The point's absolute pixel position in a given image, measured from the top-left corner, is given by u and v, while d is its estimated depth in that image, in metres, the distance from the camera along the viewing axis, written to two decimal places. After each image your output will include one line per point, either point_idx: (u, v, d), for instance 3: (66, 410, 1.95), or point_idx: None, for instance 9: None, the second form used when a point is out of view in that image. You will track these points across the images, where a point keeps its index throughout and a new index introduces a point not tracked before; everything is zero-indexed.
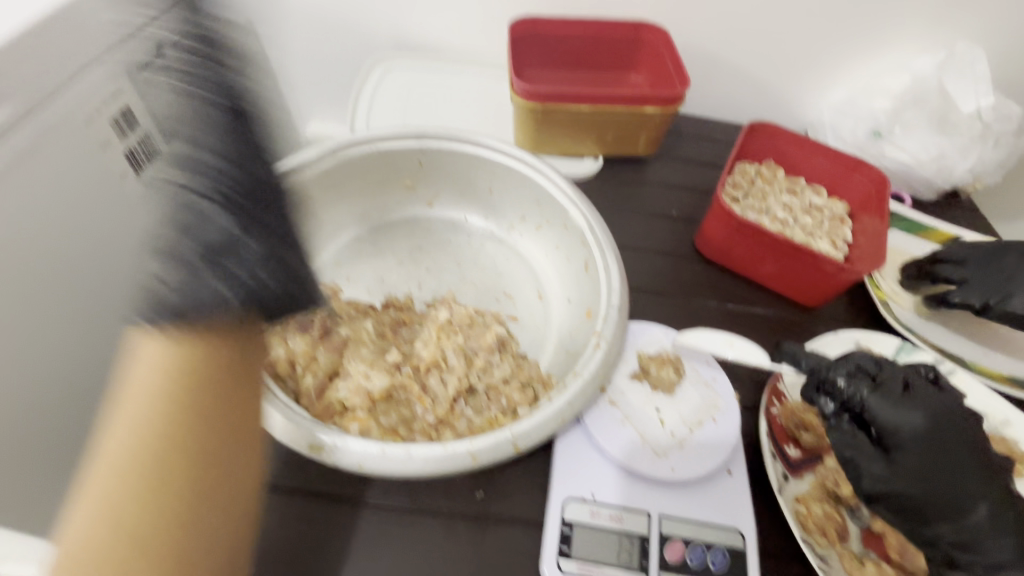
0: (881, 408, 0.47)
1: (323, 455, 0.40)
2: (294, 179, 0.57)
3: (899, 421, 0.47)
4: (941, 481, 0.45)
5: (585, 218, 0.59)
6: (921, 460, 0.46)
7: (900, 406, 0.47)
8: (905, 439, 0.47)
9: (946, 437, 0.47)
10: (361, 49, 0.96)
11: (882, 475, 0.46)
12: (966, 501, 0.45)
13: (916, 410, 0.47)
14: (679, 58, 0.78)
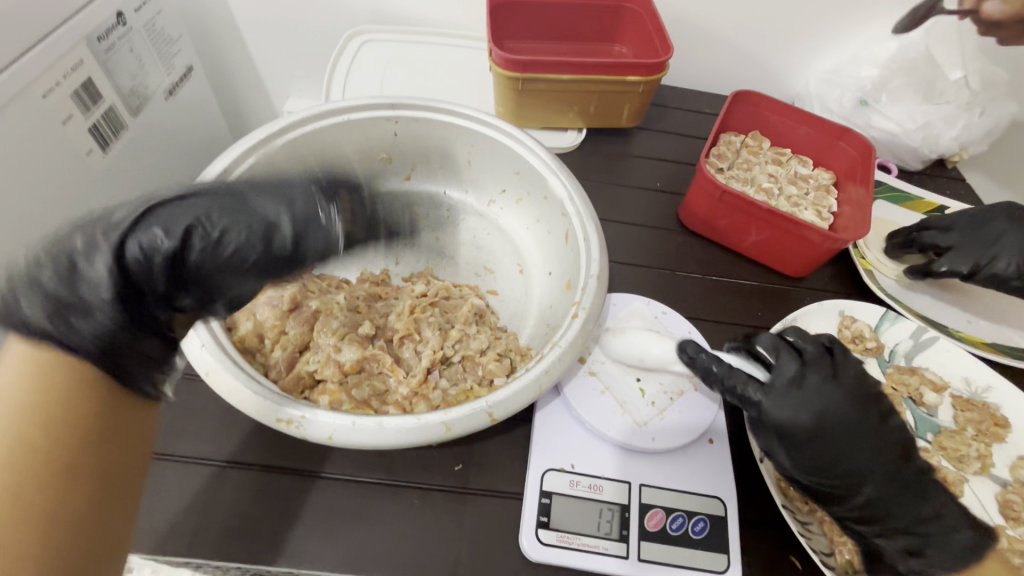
0: (778, 406, 0.44)
1: (291, 428, 0.39)
2: (262, 150, 0.55)
3: (792, 418, 0.43)
4: (839, 469, 0.43)
5: (564, 188, 0.57)
6: (817, 452, 0.43)
7: (781, 402, 0.43)
8: (797, 435, 0.43)
9: (834, 425, 0.43)
10: (337, 22, 0.93)
11: (785, 468, 0.44)
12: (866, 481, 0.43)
13: (806, 406, 0.43)
14: (663, 26, 0.76)
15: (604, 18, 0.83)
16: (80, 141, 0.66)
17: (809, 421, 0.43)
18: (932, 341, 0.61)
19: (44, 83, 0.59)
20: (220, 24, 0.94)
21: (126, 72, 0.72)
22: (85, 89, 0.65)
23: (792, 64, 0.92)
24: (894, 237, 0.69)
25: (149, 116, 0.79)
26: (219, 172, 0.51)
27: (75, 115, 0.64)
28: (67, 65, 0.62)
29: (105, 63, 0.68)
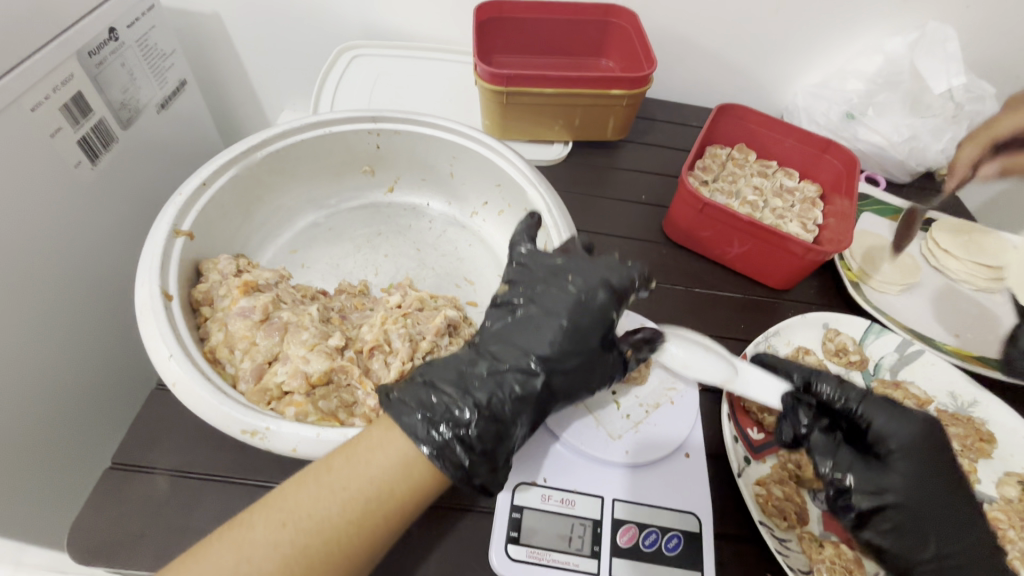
0: (875, 413, 0.46)
1: (256, 439, 0.38)
2: (242, 162, 0.55)
3: (891, 428, 0.45)
4: (930, 490, 0.43)
5: (543, 200, 0.58)
6: (910, 471, 0.44)
7: (896, 413, 0.46)
8: (894, 447, 0.45)
9: (936, 448, 0.44)
10: (328, 39, 0.94)
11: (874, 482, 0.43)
12: (960, 516, 0.43)
13: (908, 422, 0.45)
14: (647, 40, 0.77)
15: (591, 33, 0.84)
16: (69, 153, 0.66)
17: (911, 436, 0.45)
18: (916, 355, 0.61)
19: (33, 97, 0.60)
20: (215, 39, 0.96)
21: (117, 86, 0.74)
22: (75, 102, 0.66)
23: (779, 79, 0.93)
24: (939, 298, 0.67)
25: (140, 128, 0.80)
26: (198, 183, 0.52)
27: (65, 127, 0.65)
28: (57, 79, 0.63)
29: (96, 77, 0.70)
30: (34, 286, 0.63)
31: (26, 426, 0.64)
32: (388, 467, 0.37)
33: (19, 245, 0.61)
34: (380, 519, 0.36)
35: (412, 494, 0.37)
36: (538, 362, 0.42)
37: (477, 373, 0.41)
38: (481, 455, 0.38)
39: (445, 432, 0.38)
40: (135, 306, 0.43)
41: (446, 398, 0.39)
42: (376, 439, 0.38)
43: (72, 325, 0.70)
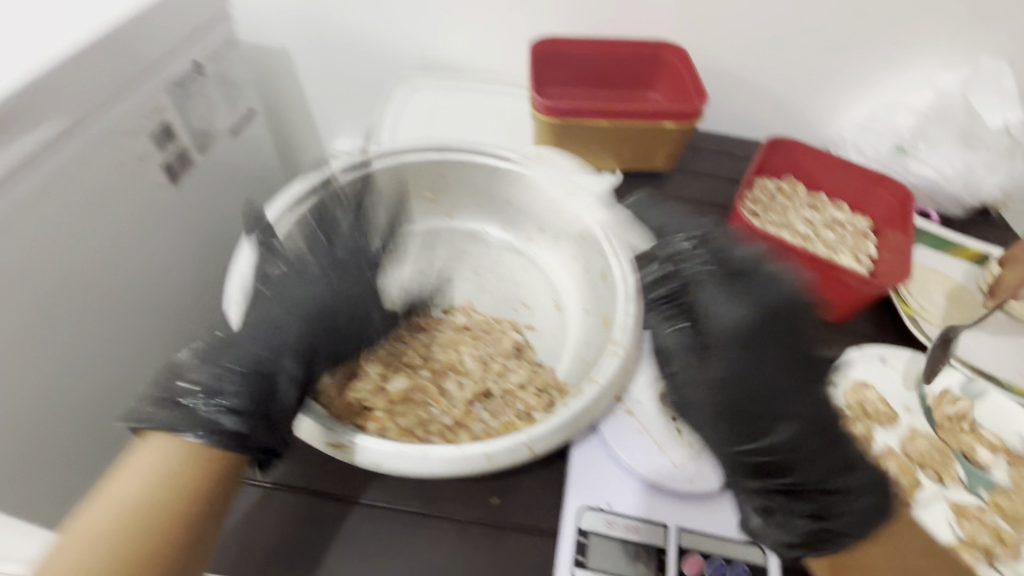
0: (707, 295, 0.51)
1: (345, 453, 0.41)
2: (320, 188, 0.59)
3: (717, 310, 0.49)
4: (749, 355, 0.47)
5: (602, 229, 0.60)
6: (738, 346, 0.47)
7: (730, 296, 0.50)
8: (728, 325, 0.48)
9: (766, 325, 0.48)
10: (387, 71, 0.99)
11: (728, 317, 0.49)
12: (785, 398, 0.45)
13: (736, 304, 0.49)
14: (698, 74, 0.79)
15: (641, 67, 0.87)
16: (153, 176, 0.72)
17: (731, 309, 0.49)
18: (981, 394, 0.60)
19: (128, 124, 0.66)
20: (281, 70, 1.02)
21: (197, 115, 0.80)
22: (162, 129, 0.72)
23: (826, 112, 0.94)
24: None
25: (215, 153, 0.85)
26: (282, 207, 0.55)
27: (151, 153, 0.71)
28: (149, 108, 0.69)
29: (180, 106, 0.75)
30: (106, 298, 0.68)
31: (81, 425, 0.68)
32: (141, 480, 0.38)
33: (103, 259, 0.65)
34: (161, 523, 0.37)
35: (189, 492, 0.38)
36: (306, 332, 0.46)
37: (248, 347, 0.44)
38: (257, 416, 0.42)
39: (206, 404, 0.40)
40: (227, 322, 0.47)
41: (212, 374, 0.42)
42: (127, 465, 0.39)
43: (141, 334, 0.75)
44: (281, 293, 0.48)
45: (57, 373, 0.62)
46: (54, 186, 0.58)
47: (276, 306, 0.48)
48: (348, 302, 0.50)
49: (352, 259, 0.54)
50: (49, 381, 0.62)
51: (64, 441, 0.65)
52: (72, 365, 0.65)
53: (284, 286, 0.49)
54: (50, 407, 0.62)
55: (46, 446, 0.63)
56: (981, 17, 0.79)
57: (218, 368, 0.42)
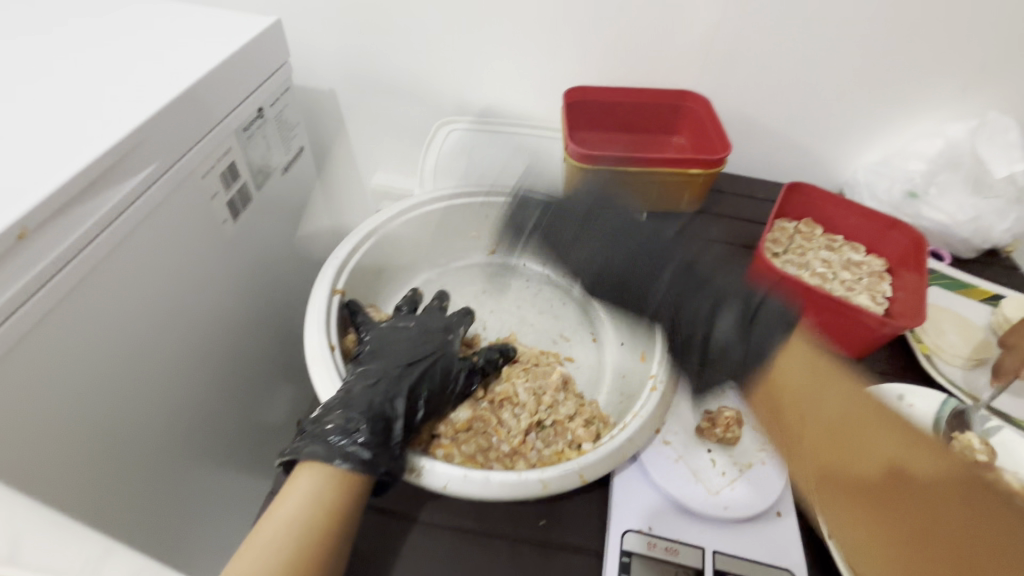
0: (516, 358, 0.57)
1: (414, 475, 0.45)
2: (380, 230, 0.65)
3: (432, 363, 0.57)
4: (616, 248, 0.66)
5: (637, 268, 0.64)
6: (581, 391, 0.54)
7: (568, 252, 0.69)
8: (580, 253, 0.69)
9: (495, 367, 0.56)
10: (427, 113, 1.07)
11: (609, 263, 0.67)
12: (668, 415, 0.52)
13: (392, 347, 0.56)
14: (720, 123, 0.85)
15: (665, 113, 0.94)
16: (219, 212, 0.78)
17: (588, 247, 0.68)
18: (996, 430, 0.63)
19: (204, 167, 0.73)
20: (328, 112, 1.10)
21: (257, 154, 0.87)
22: (229, 169, 0.79)
23: (840, 157, 1.00)
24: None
25: (270, 188, 0.92)
26: (350, 247, 0.61)
27: (220, 191, 0.78)
28: (220, 151, 0.76)
29: (245, 147, 0.82)
30: (181, 326, 0.74)
31: (159, 445, 0.73)
32: (300, 505, 0.42)
33: (176, 288, 0.72)
34: (318, 543, 0.41)
35: (339, 516, 0.42)
36: (404, 373, 0.52)
37: (357, 392, 0.49)
38: (378, 446, 0.45)
39: (340, 441, 0.45)
40: (308, 356, 0.52)
41: (337, 417, 0.46)
42: (284, 490, 0.43)
43: (208, 360, 0.80)
44: (394, 344, 0.55)
45: (137, 397, 0.67)
46: (144, 224, 0.65)
47: (392, 353, 0.54)
48: (433, 345, 0.56)
49: (434, 321, 0.59)
50: (135, 405, 0.67)
51: (141, 459, 0.70)
52: (153, 389, 0.70)
53: (396, 338, 0.56)
54: (131, 427, 0.67)
55: (128, 465, 0.68)
56: (985, 73, 0.85)
57: (352, 408, 0.47)
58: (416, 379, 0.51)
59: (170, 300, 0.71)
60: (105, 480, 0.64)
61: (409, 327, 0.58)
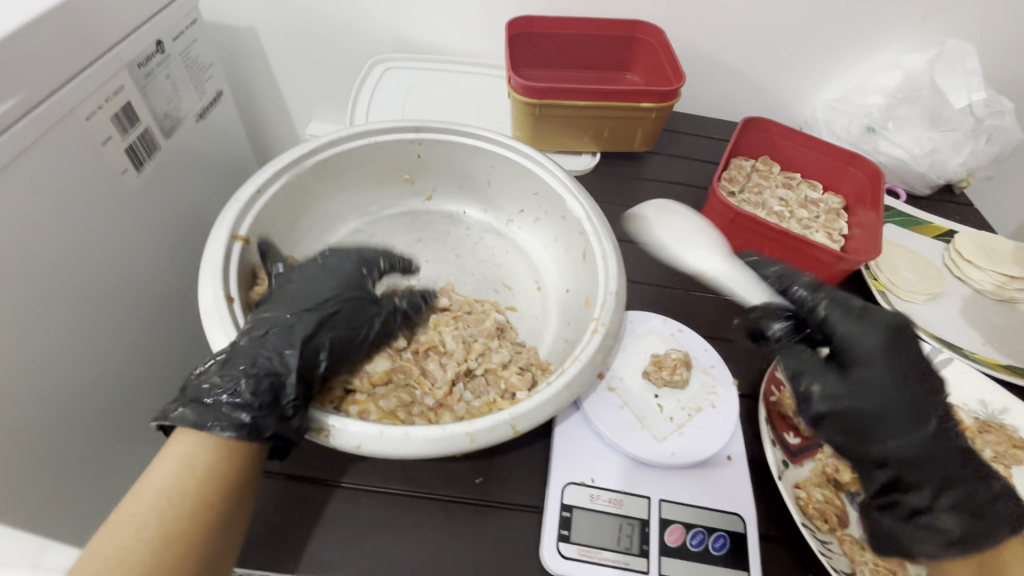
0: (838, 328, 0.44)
1: (324, 437, 0.40)
2: (294, 169, 0.57)
3: (851, 337, 0.43)
4: (897, 401, 0.41)
5: (582, 208, 0.59)
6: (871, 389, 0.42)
7: (861, 320, 0.43)
8: (860, 354, 0.43)
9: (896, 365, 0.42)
10: (361, 52, 0.97)
11: (835, 393, 0.42)
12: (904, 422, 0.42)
13: (301, 286, 0.48)
14: (674, 55, 0.79)
15: (617, 48, 0.87)
16: (117, 161, 0.68)
17: (885, 371, 0.41)
18: (946, 363, 0.62)
19: (88, 106, 0.63)
20: (249, 51, 0.98)
21: (161, 97, 0.76)
22: (124, 112, 0.69)
23: (801, 93, 0.95)
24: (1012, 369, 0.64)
25: (181, 137, 0.82)
26: (253, 190, 0.54)
27: (114, 137, 0.68)
28: (110, 89, 0.66)
29: (143, 87, 0.72)
30: (88, 292, 0.65)
31: (75, 425, 0.65)
32: (178, 471, 0.38)
33: (75, 248, 0.63)
34: (198, 511, 0.37)
35: (222, 480, 0.38)
36: (305, 318, 0.45)
37: (248, 344, 0.42)
38: (262, 407, 0.40)
39: (219, 401, 0.39)
40: (200, 309, 0.45)
41: (218, 375, 0.40)
42: (157, 458, 0.39)
43: (122, 330, 0.72)
44: (294, 284, 0.48)
45: (43, 371, 0.59)
46: (17, 171, 0.55)
47: (295, 295, 0.47)
48: (338, 285, 0.48)
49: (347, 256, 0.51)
50: (43, 381, 0.60)
51: (55, 440, 0.62)
52: (62, 361, 0.62)
53: (298, 275, 0.49)
54: (42, 407, 0.60)
55: (42, 447, 0.60)
56: None
57: (236, 367, 0.40)
58: (316, 327, 0.45)
59: (69, 261, 0.62)
60: (12, 467, 0.57)
61: (325, 259, 0.50)
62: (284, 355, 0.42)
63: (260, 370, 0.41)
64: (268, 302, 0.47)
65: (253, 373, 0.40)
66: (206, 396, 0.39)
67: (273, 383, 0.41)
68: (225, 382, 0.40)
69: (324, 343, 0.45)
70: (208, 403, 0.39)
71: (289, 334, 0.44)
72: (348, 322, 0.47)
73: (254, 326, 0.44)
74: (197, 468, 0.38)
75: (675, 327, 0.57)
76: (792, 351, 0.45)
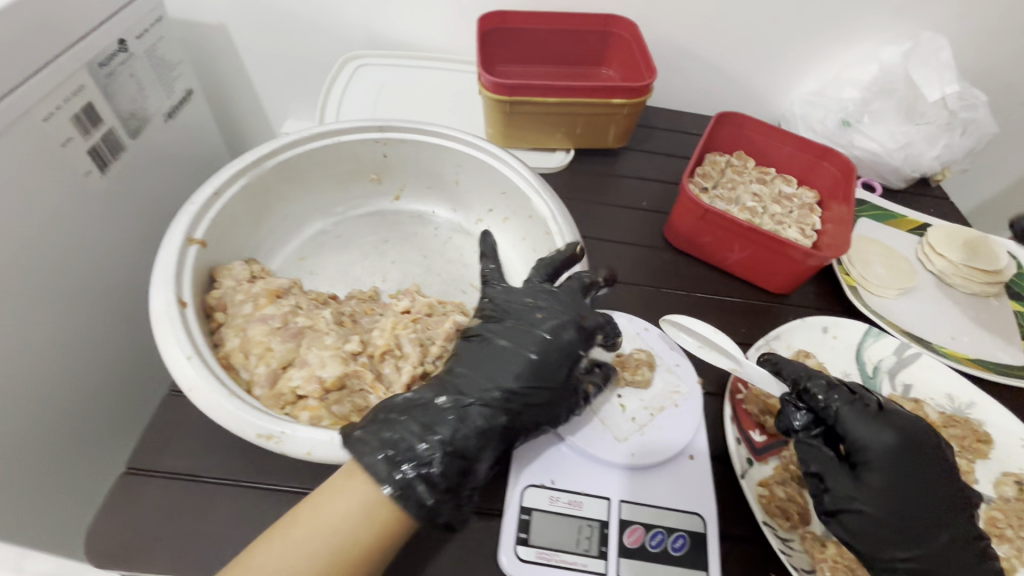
0: (853, 427, 0.47)
1: (273, 443, 0.39)
2: (253, 171, 0.56)
3: (869, 439, 0.46)
4: (906, 506, 0.44)
5: (547, 207, 0.59)
6: (881, 495, 0.45)
7: (875, 422, 0.47)
8: (873, 457, 0.46)
9: (908, 471, 0.45)
10: (334, 49, 0.96)
11: (849, 493, 0.45)
12: (922, 524, 0.44)
13: (527, 342, 0.48)
14: (647, 50, 0.78)
15: (591, 43, 0.86)
16: (79, 162, 0.65)
17: (896, 475, 0.45)
18: (915, 357, 0.62)
19: (45, 107, 0.60)
20: (221, 48, 0.97)
21: (127, 96, 0.74)
22: (86, 113, 0.66)
23: (777, 87, 0.95)
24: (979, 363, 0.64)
25: (149, 138, 0.80)
26: (210, 192, 0.53)
27: (75, 138, 0.65)
28: (68, 89, 0.63)
29: (106, 87, 0.69)
30: (58, 300, 0.63)
31: (56, 434, 0.64)
32: (351, 516, 0.37)
33: (41, 255, 0.61)
34: (359, 563, 0.37)
35: (387, 541, 0.38)
36: (502, 392, 0.45)
37: (441, 409, 0.43)
38: (444, 492, 0.40)
39: (409, 471, 0.39)
40: (151, 315, 0.44)
41: (410, 436, 0.40)
42: (339, 490, 0.39)
43: (96, 336, 0.70)
44: (522, 343, 0.48)
45: (11, 385, 0.58)
46: None
47: (521, 356, 0.47)
48: (566, 357, 0.48)
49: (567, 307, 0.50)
50: (14, 393, 0.58)
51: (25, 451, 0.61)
52: (33, 372, 0.61)
53: (524, 329, 0.48)
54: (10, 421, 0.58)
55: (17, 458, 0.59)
56: None
57: (428, 439, 0.41)
58: (514, 401, 0.45)
59: (35, 268, 0.60)
60: None
61: (545, 320, 0.49)
62: (467, 427, 0.42)
63: (445, 450, 0.40)
64: (494, 363, 0.46)
65: (444, 454, 0.40)
66: (400, 466, 0.39)
67: (462, 466, 0.41)
68: (426, 457, 0.40)
69: (515, 413, 0.45)
70: (406, 477, 0.39)
71: (496, 409, 0.44)
72: (548, 390, 0.46)
73: (462, 396, 0.44)
74: (370, 515, 0.38)
75: (710, 330, 0.55)
76: (807, 448, 0.48)
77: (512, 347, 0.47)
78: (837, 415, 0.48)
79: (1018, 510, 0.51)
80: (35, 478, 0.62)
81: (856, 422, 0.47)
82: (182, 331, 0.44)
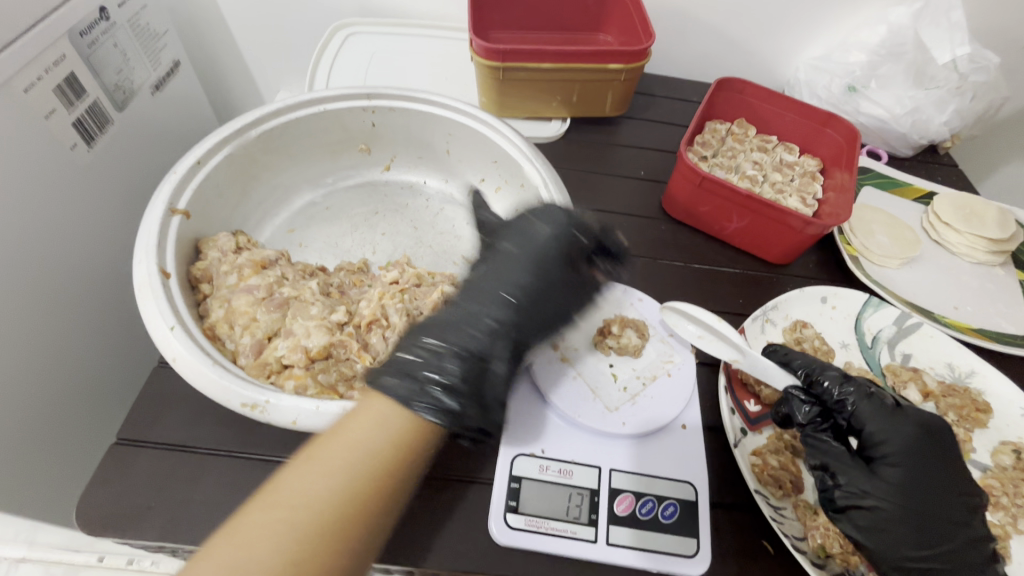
0: (868, 420, 0.46)
1: (256, 413, 0.39)
2: (237, 140, 0.55)
3: (885, 433, 0.45)
4: (923, 502, 0.43)
5: (539, 175, 0.57)
6: (897, 491, 0.43)
7: (892, 416, 0.45)
8: (889, 450, 0.45)
9: (924, 466, 0.44)
10: (325, 17, 0.93)
11: (860, 487, 0.43)
12: (938, 521, 0.43)
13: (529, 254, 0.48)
14: (645, 12, 0.76)
15: (588, 6, 0.83)
16: (65, 136, 0.64)
17: (911, 470, 0.44)
18: (915, 327, 0.61)
19: (25, 78, 0.58)
20: (209, 18, 0.94)
21: (111, 67, 0.71)
22: (69, 83, 0.64)
23: (781, 53, 0.92)
24: (982, 334, 0.63)
25: (136, 110, 0.78)
26: (193, 162, 0.52)
27: (59, 110, 0.63)
28: (48, 59, 0.61)
29: (89, 58, 0.67)
30: (44, 275, 0.63)
31: (47, 407, 0.65)
32: (368, 433, 0.37)
33: (25, 229, 0.60)
34: (379, 475, 0.36)
35: (405, 450, 0.37)
36: (508, 297, 0.45)
37: (450, 321, 0.44)
38: (469, 397, 0.40)
39: (424, 382, 0.40)
40: (133, 284, 0.44)
41: (422, 352, 0.41)
42: (353, 414, 0.39)
43: (84, 311, 0.70)
44: (520, 257, 0.48)
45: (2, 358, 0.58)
46: None
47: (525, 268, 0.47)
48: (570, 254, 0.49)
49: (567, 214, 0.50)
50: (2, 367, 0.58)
51: (23, 424, 0.61)
52: (22, 346, 0.60)
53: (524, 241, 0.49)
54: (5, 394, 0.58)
55: (10, 429, 0.60)
56: None
57: (438, 349, 0.41)
58: (522, 307, 0.45)
59: (19, 243, 0.59)
60: None
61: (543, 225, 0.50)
62: (471, 333, 0.43)
63: (457, 356, 0.41)
64: (501, 277, 0.47)
65: (459, 360, 0.41)
66: (409, 377, 0.40)
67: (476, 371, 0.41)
68: (431, 364, 0.40)
69: (524, 319, 0.45)
70: (419, 389, 0.39)
71: (504, 313, 0.45)
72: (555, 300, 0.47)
73: (466, 309, 0.45)
74: (385, 425, 0.38)
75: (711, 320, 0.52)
76: (816, 441, 0.45)
77: (516, 263, 0.48)
78: (850, 408, 0.46)
79: (1015, 478, 0.51)
80: (27, 451, 0.62)
81: (870, 414, 0.46)
82: (165, 302, 0.43)
